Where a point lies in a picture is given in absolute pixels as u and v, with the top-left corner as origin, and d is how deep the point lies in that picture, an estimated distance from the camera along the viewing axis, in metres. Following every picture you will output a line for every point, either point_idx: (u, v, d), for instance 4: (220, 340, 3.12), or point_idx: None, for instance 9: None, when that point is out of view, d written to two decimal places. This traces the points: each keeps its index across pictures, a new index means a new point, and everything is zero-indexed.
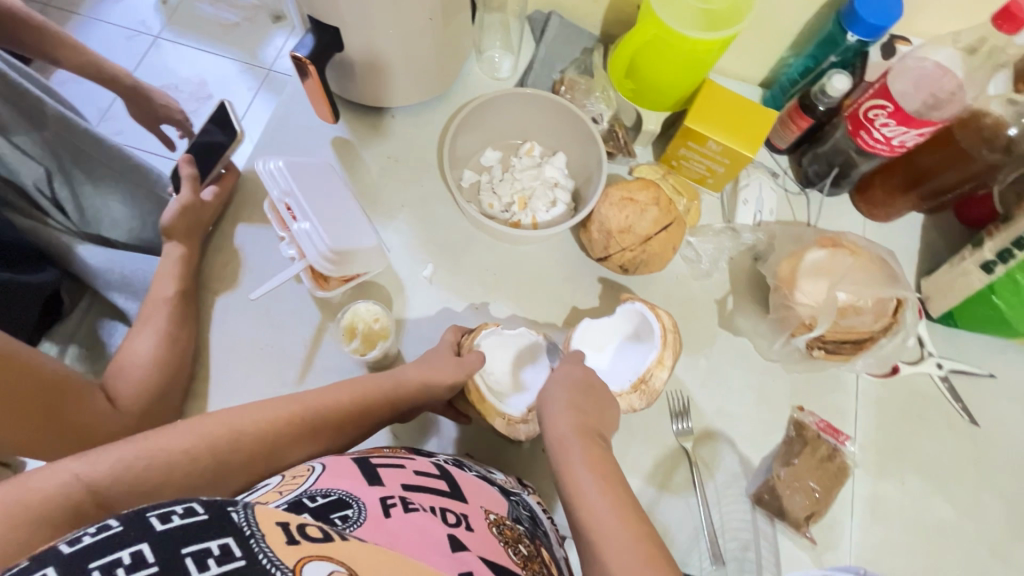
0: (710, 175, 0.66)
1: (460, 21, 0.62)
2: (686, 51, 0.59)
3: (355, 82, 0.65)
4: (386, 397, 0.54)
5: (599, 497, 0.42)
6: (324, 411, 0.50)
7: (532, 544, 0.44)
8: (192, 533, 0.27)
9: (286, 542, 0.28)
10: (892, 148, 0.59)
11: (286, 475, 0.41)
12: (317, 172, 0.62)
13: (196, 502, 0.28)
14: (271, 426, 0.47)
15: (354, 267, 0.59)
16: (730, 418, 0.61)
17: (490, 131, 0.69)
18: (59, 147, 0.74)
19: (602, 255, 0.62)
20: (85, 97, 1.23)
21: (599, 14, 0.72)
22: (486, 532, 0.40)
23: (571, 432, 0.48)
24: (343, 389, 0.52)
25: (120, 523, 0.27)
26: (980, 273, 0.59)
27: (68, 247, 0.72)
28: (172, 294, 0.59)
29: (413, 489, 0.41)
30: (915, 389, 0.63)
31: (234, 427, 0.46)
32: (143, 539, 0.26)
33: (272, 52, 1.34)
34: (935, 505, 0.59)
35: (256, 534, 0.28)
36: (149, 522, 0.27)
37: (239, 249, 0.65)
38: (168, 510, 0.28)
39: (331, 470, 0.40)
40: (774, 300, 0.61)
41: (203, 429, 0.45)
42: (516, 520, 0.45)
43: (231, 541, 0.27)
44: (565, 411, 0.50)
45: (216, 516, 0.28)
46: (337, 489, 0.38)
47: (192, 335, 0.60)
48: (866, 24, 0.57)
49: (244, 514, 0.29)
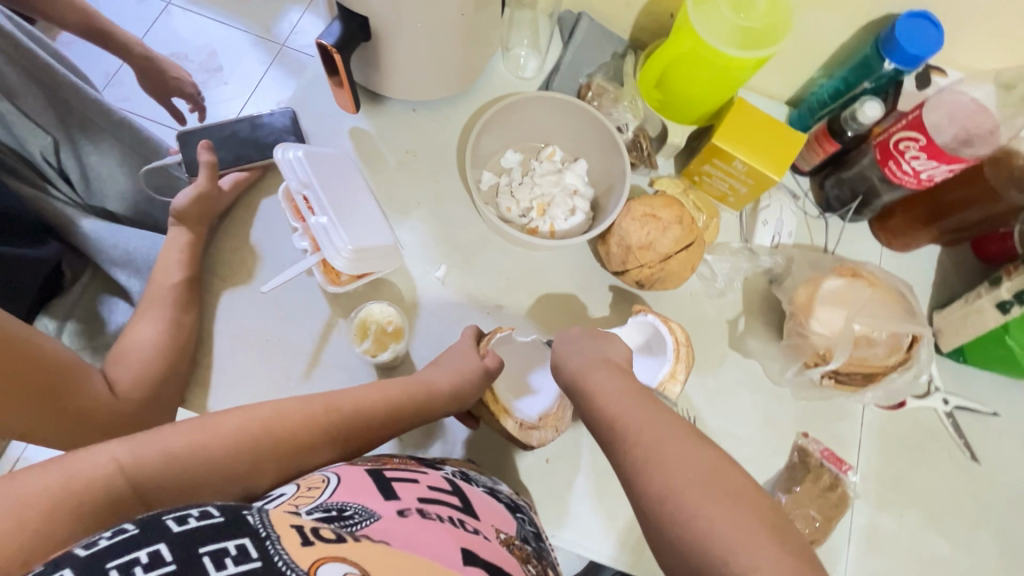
0: (731, 194, 0.65)
1: (489, 16, 0.61)
2: (720, 66, 0.58)
3: (379, 72, 0.63)
4: (413, 403, 0.53)
5: (641, 412, 0.40)
6: (348, 412, 0.50)
7: (539, 564, 0.43)
8: (209, 534, 0.27)
9: (302, 543, 0.28)
10: (918, 182, 0.59)
11: (300, 486, 0.40)
12: (334, 165, 0.61)
13: (211, 506, 0.28)
14: (308, 430, 0.47)
15: (375, 265, 0.58)
16: (735, 440, 0.61)
17: (513, 132, 0.68)
18: (65, 114, 0.71)
19: (619, 269, 0.61)
20: (91, 60, 1.20)
21: (630, 19, 0.70)
22: (500, 550, 0.39)
23: None
24: (377, 392, 0.52)
25: (136, 527, 0.26)
26: (994, 312, 0.59)
27: (71, 219, 0.70)
28: (177, 281, 0.58)
29: (428, 503, 0.40)
30: (920, 423, 0.63)
31: (266, 423, 0.45)
32: (160, 540, 0.26)
33: (287, 27, 1.30)
34: (931, 539, 0.60)
35: (272, 536, 0.28)
36: (166, 525, 0.27)
37: (256, 246, 0.63)
38: (184, 513, 0.28)
39: (347, 483, 0.39)
40: (789, 326, 0.60)
41: (242, 426, 0.44)
42: (524, 539, 0.44)
43: (247, 542, 0.27)
44: None
45: (232, 519, 0.28)
46: (353, 503, 0.36)
47: (197, 322, 0.59)
48: (905, 53, 0.56)
49: (259, 517, 0.29)
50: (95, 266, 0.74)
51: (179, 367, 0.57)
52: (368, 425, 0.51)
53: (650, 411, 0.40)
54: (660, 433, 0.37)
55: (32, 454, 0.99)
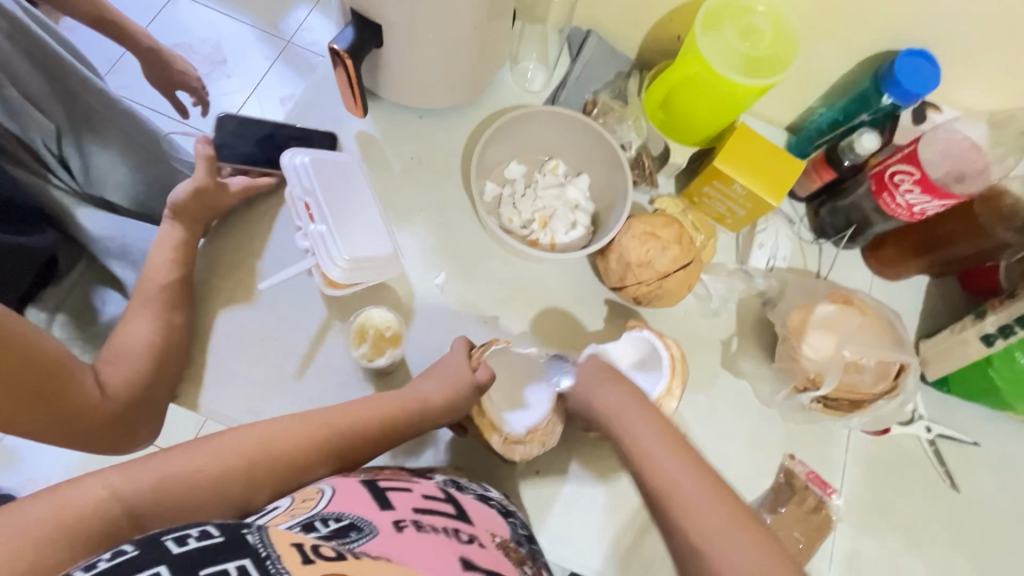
0: (729, 216, 0.66)
1: (499, 31, 0.62)
2: (725, 91, 0.59)
3: (388, 78, 0.64)
4: (408, 416, 0.53)
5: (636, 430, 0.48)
6: (347, 425, 0.50)
7: (533, 566, 0.44)
8: (209, 554, 0.28)
9: (302, 561, 0.28)
10: (910, 215, 0.61)
11: (295, 499, 0.41)
12: (343, 173, 0.62)
13: (210, 526, 0.30)
14: (303, 449, 0.47)
15: (366, 274, 0.59)
16: (724, 459, 0.62)
17: (517, 145, 0.69)
18: (72, 105, 0.70)
19: (617, 285, 0.62)
20: (94, 46, 1.19)
21: (638, 39, 0.71)
22: (496, 552, 0.41)
23: (621, 401, 0.51)
24: (373, 407, 0.52)
25: (135, 548, 0.28)
26: (978, 344, 0.61)
27: (67, 210, 0.70)
28: (170, 280, 0.58)
29: (423, 512, 0.40)
30: (903, 450, 0.64)
31: (262, 437, 0.46)
32: (160, 563, 0.27)
33: (293, 25, 1.30)
34: (909, 565, 0.61)
35: (273, 555, 0.28)
36: (165, 546, 0.28)
37: (258, 254, 0.63)
38: (183, 534, 0.29)
39: (343, 493, 0.40)
40: (781, 349, 0.61)
41: (242, 447, 0.45)
42: (518, 542, 0.45)
43: (248, 562, 0.28)
44: (612, 385, 0.52)
45: (232, 538, 0.29)
46: (349, 513, 0.37)
47: (188, 321, 0.59)
48: (902, 89, 0.57)
49: (258, 536, 0.30)
50: (90, 256, 0.74)
51: (169, 365, 0.57)
52: (363, 432, 0.51)
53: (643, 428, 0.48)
54: (648, 442, 0.46)
55: (11, 445, 0.97)
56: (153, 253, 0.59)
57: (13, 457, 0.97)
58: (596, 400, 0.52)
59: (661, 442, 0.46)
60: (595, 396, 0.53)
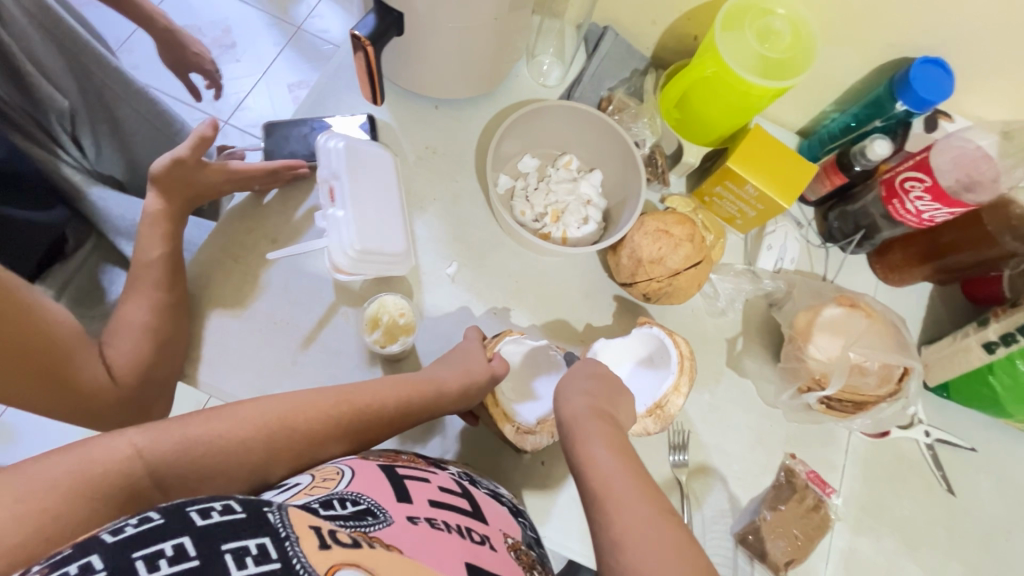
0: (739, 217, 0.67)
1: (519, 23, 0.62)
2: (741, 92, 0.59)
3: (408, 66, 0.63)
4: (425, 403, 0.54)
5: (591, 425, 0.44)
6: (365, 411, 0.50)
7: (542, 571, 0.44)
8: (231, 531, 0.28)
9: (319, 546, 0.29)
10: (920, 221, 0.61)
11: (315, 477, 0.41)
12: (375, 165, 0.62)
13: (234, 501, 0.30)
14: (322, 426, 0.48)
15: (374, 267, 0.59)
16: (727, 456, 0.63)
17: (533, 138, 0.69)
18: (85, 82, 0.70)
19: (627, 281, 0.62)
20: (104, 23, 1.19)
21: (655, 36, 0.71)
22: (507, 554, 0.41)
23: (584, 411, 0.46)
24: (390, 390, 0.52)
25: (161, 516, 0.28)
26: (980, 352, 0.62)
27: (79, 188, 0.69)
28: (159, 255, 0.58)
29: (438, 505, 0.41)
30: (901, 453, 0.65)
31: (282, 415, 0.46)
32: (184, 533, 0.28)
33: (305, 10, 1.29)
34: (904, 565, 0.62)
35: (291, 536, 0.29)
36: (190, 517, 0.29)
37: (273, 239, 0.64)
38: (207, 506, 0.30)
39: (362, 477, 0.40)
40: (787, 350, 0.62)
41: (260, 420, 0.45)
42: (529, 545, 0.46)
43: (267, 541, 0.28)
44: (582, 396, 0.48)
45: (254, 515, 0.30)
46: (367, 497, 0.37)
47: (183, 297, 0.58)
48: (917, 96, 0.58)
49: (279, 516, 0.30)
50: (99, 235, 0.73)
51: (177, 342, 0.56)
52: (378, 417, 0.51)
53: (589, 421, 0.45)
54: (595, 445, 0.42)
55: (13, 420, 0.98)
56: (142, 230, 0.59)
57: (9, 433, 0.97)
58: (563, 406, 0.48)
59: (601, 434, 0.43)
60: (565, 402, 0.48)
